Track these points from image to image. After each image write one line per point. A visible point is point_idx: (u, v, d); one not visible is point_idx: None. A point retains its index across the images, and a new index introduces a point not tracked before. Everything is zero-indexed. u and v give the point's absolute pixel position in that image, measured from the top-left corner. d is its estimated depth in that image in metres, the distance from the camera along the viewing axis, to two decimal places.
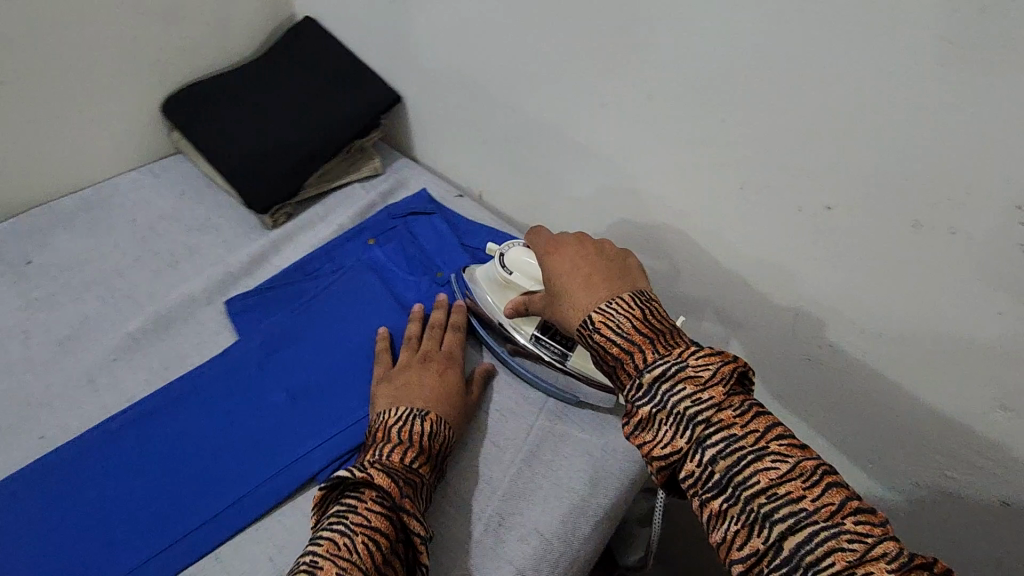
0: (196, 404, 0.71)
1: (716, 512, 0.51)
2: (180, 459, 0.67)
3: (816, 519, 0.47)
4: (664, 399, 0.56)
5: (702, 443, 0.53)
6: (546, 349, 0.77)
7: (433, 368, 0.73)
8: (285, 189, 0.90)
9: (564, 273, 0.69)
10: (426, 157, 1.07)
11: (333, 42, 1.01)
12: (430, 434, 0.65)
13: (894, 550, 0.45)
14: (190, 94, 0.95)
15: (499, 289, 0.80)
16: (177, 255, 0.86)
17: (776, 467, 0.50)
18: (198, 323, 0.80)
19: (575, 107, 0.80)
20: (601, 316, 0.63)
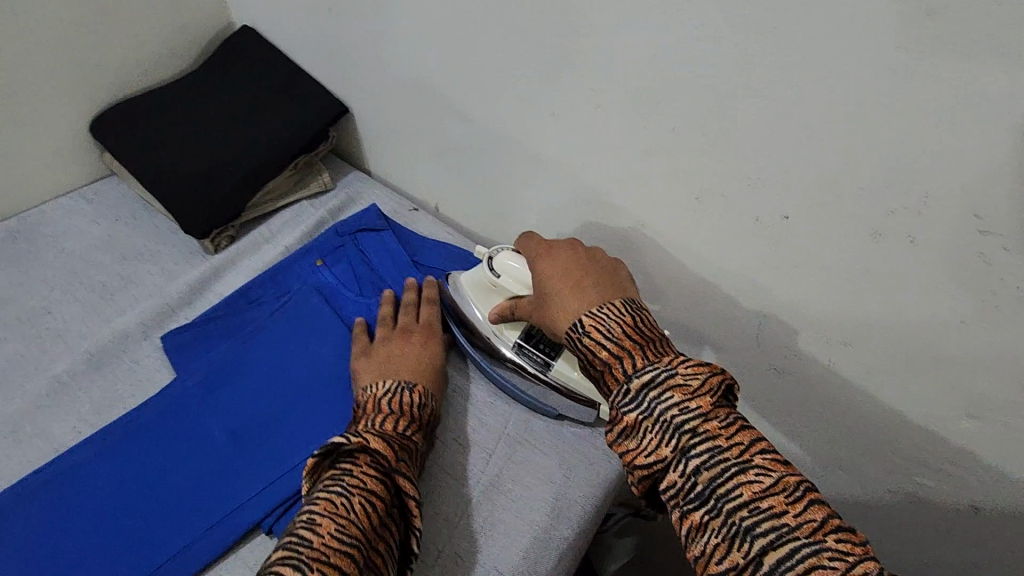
0: (128, 453, 0.67)
1: (696, 524, 0.47)
2: (140, 492, 0.64)
3: (798, 535, 0.43)
4: (651, 407, 0.52)
5: (687, 453, 0.49)
6: (529, 358, 0.75)
7: (415, 342, 0.74)
8: (228, 212, 0.86)
9: (553, 275, 0.65)
10: (379, 168, 1.03)
11: (272, 51, 0.95)
12: (419, 403, 0.67)
13: (878, 571, 0.41)
14: (122, 113, 0.90)
15: (484, 293, 0.77)
16: (112, 287, 0.82)
17: (759, 480, 0.47)
18: (132, 360, 0.76)
19: (525, 116, 0.76)
20: (591, 320, 0.59)
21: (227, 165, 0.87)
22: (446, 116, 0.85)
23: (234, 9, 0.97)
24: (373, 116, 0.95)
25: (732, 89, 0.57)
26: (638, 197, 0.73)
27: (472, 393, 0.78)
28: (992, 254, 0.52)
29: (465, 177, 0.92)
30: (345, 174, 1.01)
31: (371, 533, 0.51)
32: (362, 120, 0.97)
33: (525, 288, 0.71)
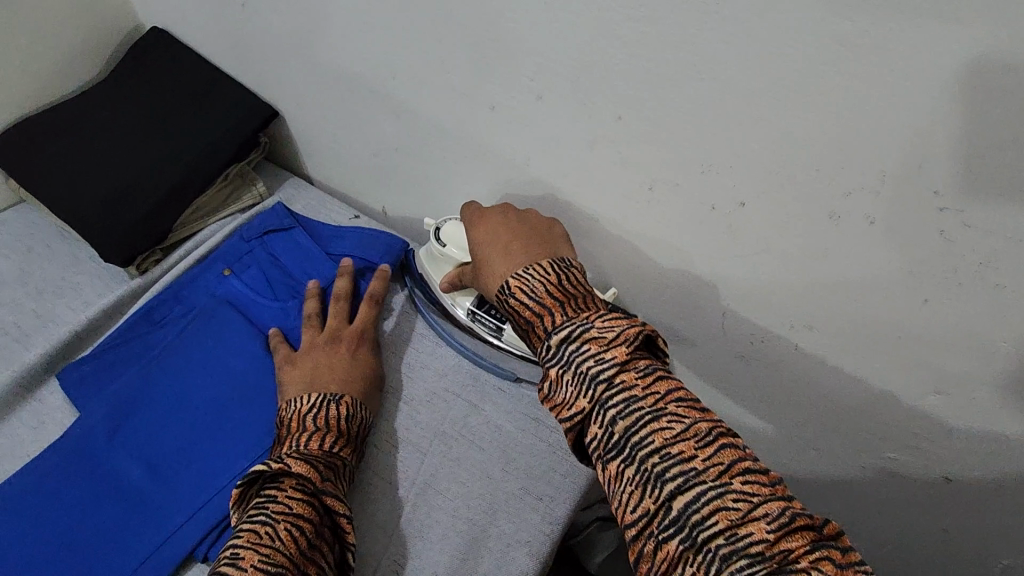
0: (30, 507, 0.59)
1: (613, 474, 0.46)
2: (48, 544, 0.57)
3: (705, 479, 0.43)
4: (569, 359, 0.49)
5: (604, 404, 0.47)
6: (482, 325, 0.72)
7: (342, 350, 0.68)
8: (149, 235, 0.78)
9: (485, 243, 0.62)
10: (317, 172, 0.97)
11: (188, 53, 0.88)
12: (347, 416, 0.62)
13: (775, 510, 0.41)
14: (21, 134, 0.81)
15: (435, 263, 0.73)
16: (25, 327, 0.74)
17: (672, 427, 0.45)
18: (38, 402, 0.68)
19: (467, 111, 0.72)
20: (516, 281, 0.56)
21: (143, 183, 0.79)
22: (382, 114, 0.80)
23: (142, 10, 0.89)
24: (305, 118, 0.88)
25: (678, 74, 0.54)
26: (589, 188, 0.69)
27: (409, 392, 0.72)
28: (952, 231, 0.50)
29: (408, 177, 0.86)
30: (282, 181, 0.94)
31: (300, 558, 0.48)
32: (294, 123, 0.91)
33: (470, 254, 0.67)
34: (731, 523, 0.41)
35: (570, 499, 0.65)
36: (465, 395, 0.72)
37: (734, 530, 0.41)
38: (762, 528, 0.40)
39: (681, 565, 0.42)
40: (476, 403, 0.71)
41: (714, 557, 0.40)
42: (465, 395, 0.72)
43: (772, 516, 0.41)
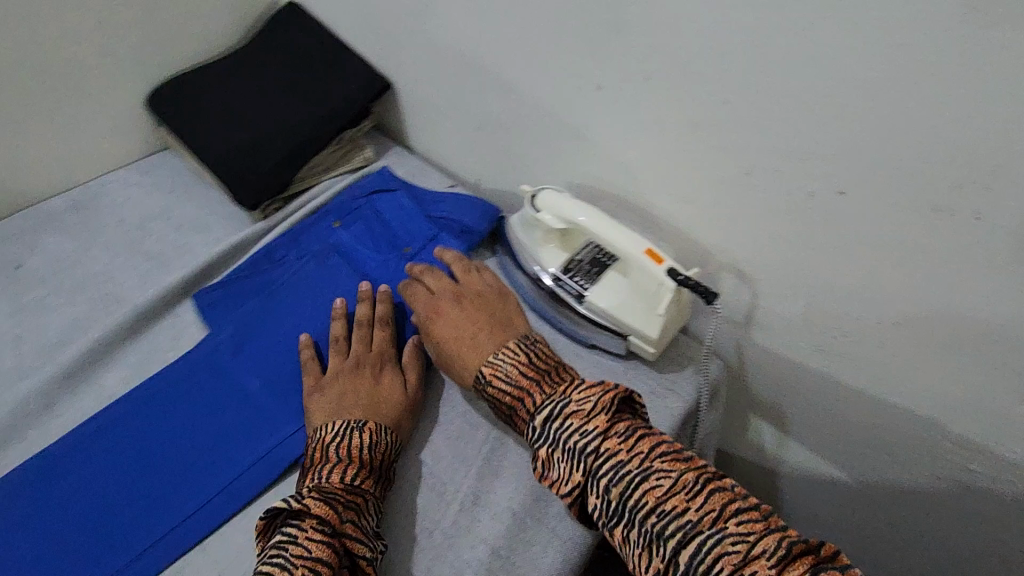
0: (166, 403, 0.68)
1: (621, 538, 0.51)
2: (180, 436, 0.66)
3: (701, 528, 0.48)
4: (556, 438, 0.56)
5: (595, 475, 0.53)
6: (565, 291, 0.72)
7: (365, 376, 0.67)
8: (274, 183, 0.87)
9: (453, 332, 0.68)
10: (416, 144, 1.03)
11: (317, 26, 0.96)
12: (371, 444, 0.61)
13: (773, 545, 0.46)
14: (178, 89, 0.93)
15: (529, 229, 0.75)
16: (167, 256, 0.83)
17: (660, 484, 0.51)
18: (174, 319, 0.76)
19: (569, 90, 0.74)
20: (490, 369, 0.64)
21: (273, 139, 0.89)
22: (488, 89, 0.84)
23: None
24: (415, 90, 0.94)
25: (787, 60, 0.55)
26: (683, 171, 0.70)
27: None
28: None
29: (504, 152, 0.90)
30: (387, 150, 1.01)
31: None
32: (404, 95, 0.97)
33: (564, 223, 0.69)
34: (735, 567, 0.46)
35: None
36: None
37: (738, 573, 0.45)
38: (764, 565, 0.45)
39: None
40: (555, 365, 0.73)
41: None
42: None
43: (770, 552, 0.45)
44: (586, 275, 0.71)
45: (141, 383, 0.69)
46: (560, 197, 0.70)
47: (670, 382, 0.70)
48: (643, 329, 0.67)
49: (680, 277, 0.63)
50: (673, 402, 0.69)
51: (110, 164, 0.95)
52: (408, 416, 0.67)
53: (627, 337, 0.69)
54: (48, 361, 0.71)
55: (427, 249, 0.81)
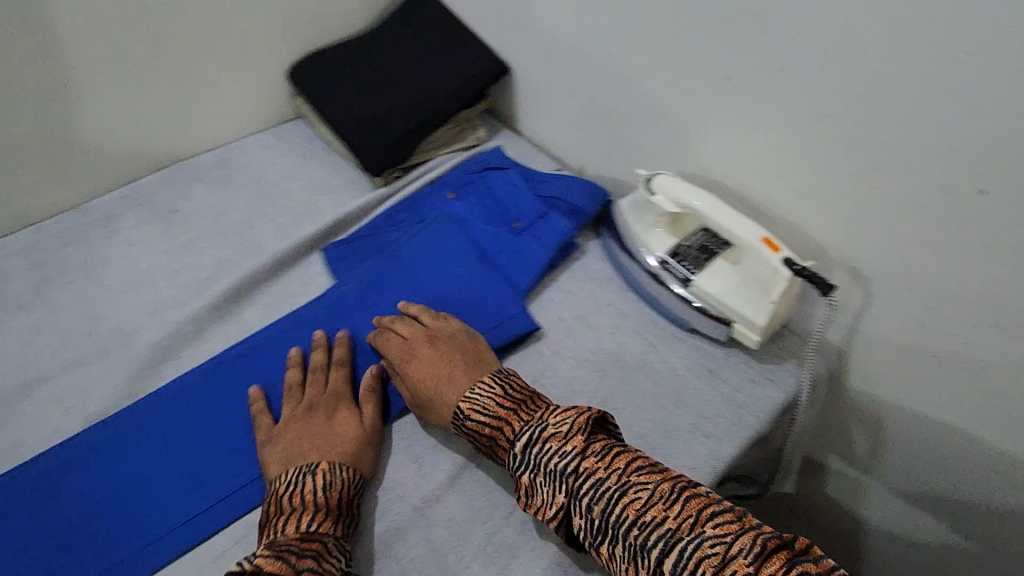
0: (297, 340, 0.74)
1: (608, 555, 0.52)
2: (307, 369, 0.71)
3: (681, 535, 0.49)
4: (536, 462, 0.56)
5: (577, 494, 0.54)
6: (671, 274, 0.74)
7: (317, 418, 0.65)
8: (399, 154, 0.94)
9: (426, 370, 0.66)
10: (523, 128, 1.05)
11: (445, 11, 1.02)
12: (325, 486, 0.58)
13: (749, 544, 0.47)
14: (316, 63, 1.01)
15: (640, 212, 0.78)
16: (299, 212, 0.92)
17: (638, 496, 0.51)
18: (304, 268, 0.84)
19: (692, 78, 0.74)
20: (468, 403, 0.63)
21: (400, 113, 0.95)
22: (605, 74, 0.85)
23: None
24: (531, 73, 0.97)
25: (936, 53, 0.55)
26: (804, 165, 0.70)
27: (594, 321, 0.76)
28: None
29: (612, 138, 0.90)
30: (498, 133, 1.05)
31: None
32: (519, 80, 1.00)
33: (678, 206, 0.71)
34: (716, 568, 0.46)
35: (739, 444, 0.65)
36: (644, 336, 0.74)
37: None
38: (742, 564, 0.46)
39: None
40: (655, 344, 0.73)
41: None
42: (642, 333, 0.75)
43: (746, 550, 0.46)
44: (694, 260, 0.73)
45: (276, 320, 0.77)
46: (677, 181, 0.72)
47: (771, 373, 0.70)
48: (750, 317, 0.68)
49: (796, 267, 0.63)
50: (772, 391, 0.69)
51: (251, 129, 1.04)
52: (367, 448, 0.64)
53: (731, 325, 0.70)
54: (198, 294, 0.79)
55: (535, 225, 0.83)
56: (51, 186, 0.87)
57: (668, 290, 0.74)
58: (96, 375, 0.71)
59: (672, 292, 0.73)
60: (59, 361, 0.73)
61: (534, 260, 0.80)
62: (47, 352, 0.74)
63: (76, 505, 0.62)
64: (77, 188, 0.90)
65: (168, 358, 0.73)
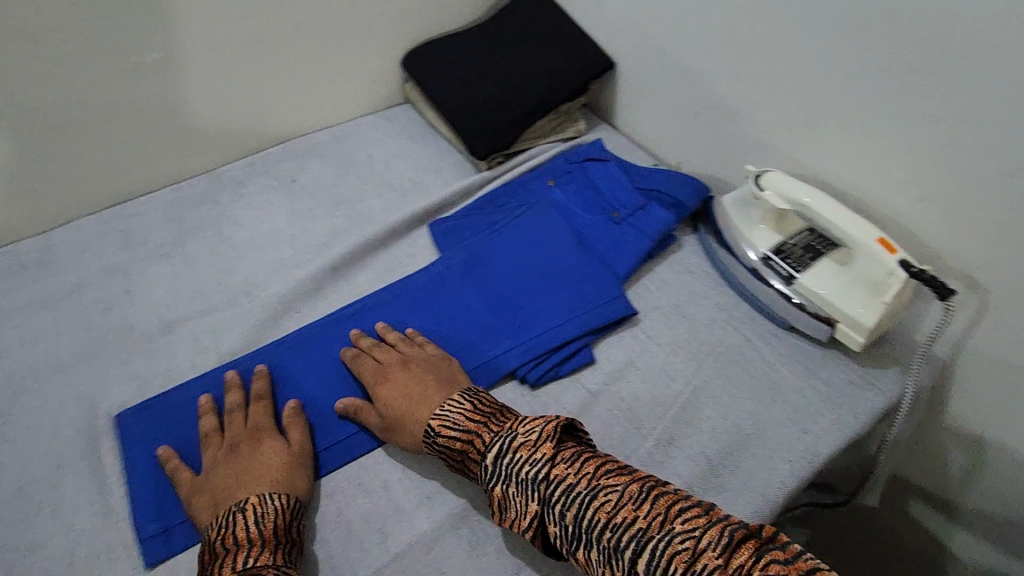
0: (407, 305, 0.78)
1: (584, 561, 0.51)
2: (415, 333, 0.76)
3: (651, 533, 0.49)
4: (508, 472, 0.56)
5: (548, 502, 0.53)
6: (773, 270, 0.74)
7: (240, 455, 0.62)
8: (503, 140, 0.98)
9: (396, 394, 0.66)
10: (621, 124, 1.07)
11: (556, 7, 1.05)
12: (259, 518, 0.56)
13: (718, 537, 0.47)
14: (430, 49, 1.05)
15: (743, 208, 0.78)
16: (407, 189, 0.98)
17: (608, 499, 0.51)
18: (411, 240, 0.89)
19: (813, 79, 0.74)
20: (438, 420, 0.62)
21: (508, 101, 0.99)
22: (719, 67, 0.85)
23: None
24: (637, 69, 0.98)
25: None
26: (929, 169, 0.68)
27: (690, 312, 0.77)
28: None
29: (715, 135, 0.90)
30: (596, 126, 1.08)
31: None
32: (623, 76, 1.02)
33: (789, 203, 0.71)
34: (687, 564, 0.46)
35: (836, 442, 0.65)
36: (740, 330, 0.75)
37: (689, 570, 0.46)
38: (711, 558, 0.46)
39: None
40: (752, 339, 0.74)
41: None
42: (739, 327, 0.75)
43: (715, 542, 0.47)
44: (798, 259, 0.73)
45: (385, 286, 0.81)
46: (788, 177, 0.72)
47: (872, 376, 0.70)
48: (856, 318, 0.68)
49: (913, 269, 0.63)
50: (873, 395, 0.69)
51: (362, 110, 1.11)
52: (299, 473, 0.62)
53: (834, 325, 0.70)
54: (315, 257, 0.86)
55: (635, 216, 0.85)
56: (192, 151, 0.96)
57: (768, 286, 0.74)
58: (226, 321, 0.78)
59: (773, 289, 0.74)
60: (193, 306, 0.80)
61: (633, 248, 0.82)
62: (183, 297, 0.82)
63: None
64: (212, 155, 0.99)
65: (290, 311, 0.80)
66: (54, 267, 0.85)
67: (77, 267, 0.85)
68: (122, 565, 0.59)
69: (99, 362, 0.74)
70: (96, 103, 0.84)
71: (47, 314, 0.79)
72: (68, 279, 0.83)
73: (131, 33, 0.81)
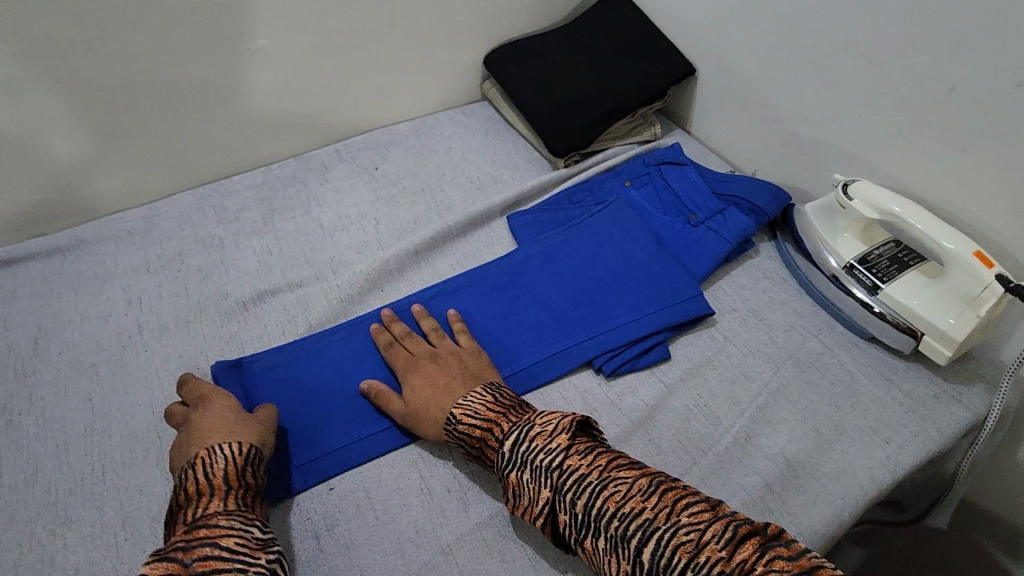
0: (485, 291, 0.80)
1: (592, 550, 0.52)
2: (495, 318, 0.77)
3: (658, 524, 0.49)
4: (523, 460, 0.56)
5: (561, 491, 0.54)
6: (857, 280, 0.74)
7: (190, 423, 0.62)
8: (582, 139, 1.00)
9: (423, 384, 0.67)
10: (696, 130, 1.08)
11: (639, 12, 1.07)
12: (209, 466, 0.56)
13: (721, 530, 0.47)
14: (512, 49, 1.08)
15: (827, 218, 0.78)
16: (484, 182, 1.01)
17: (619, 490, 0.52)
18: (489, 230, 0.92)
19: (909, 92, 0.74)
20: (460, 409, 0.63)
21: (587, 102, 1.01)
22: (807, 75, 0.85)
23: None
24: (719, 75, 0.99)
25: None
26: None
27: (767, 316, 0.78)
28: None
29: (796, 144, 0.91)
30: (671, 131, 1.09)
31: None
32: (703, 82, 1.03)
33: (879, 214, 0.71)
34: (690, 554, 0.47)
35: (920, 455, 0.65)
36: (819, 337, 0.75)
37: (693, 561, 0.46)
38: (715, 549, 0.46)
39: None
40: (831, 347, 0.74)
41: None
42: (818, 334, 0.75)
43: (719, 536, 0.47)
44: (884, 270, 0.73)
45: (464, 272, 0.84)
46: (877, 188, 0.72)
47: (957, 392, 0.69)
48: (946, 330, 0.67)
49: (1010, 283, 0.62)
50: (958, 410, 0.68)
51: (442, 105, 1.15)
52: (248, 424, 0.62)
53: (918, 336, 0.70)
54: (398, 241, 0.90)
55: (712, 220, 0.85)
56: (282, 135, 1.02)
57: (850, 295, 0.75)
58: (314, 295, 0.83)
59: (856, 298, 0.74)
60: (283, 279, 0.85)
61: (710, 251, 0.82)
62: (274, 271, 0.86)
63: (304, 394, 0.70)
64: (300, 140, 1.04)
65: (374, 290, 0.83)
66: (156, 235, 0.91)
67: (176, 237, 0.91)
68: None
69: (198, 326, 0.79)
70: (202, 85, 0.89)
71: (151, 278, 0.85)
72: (169, 248, 0.89)
73: (239, 23, 0.86)
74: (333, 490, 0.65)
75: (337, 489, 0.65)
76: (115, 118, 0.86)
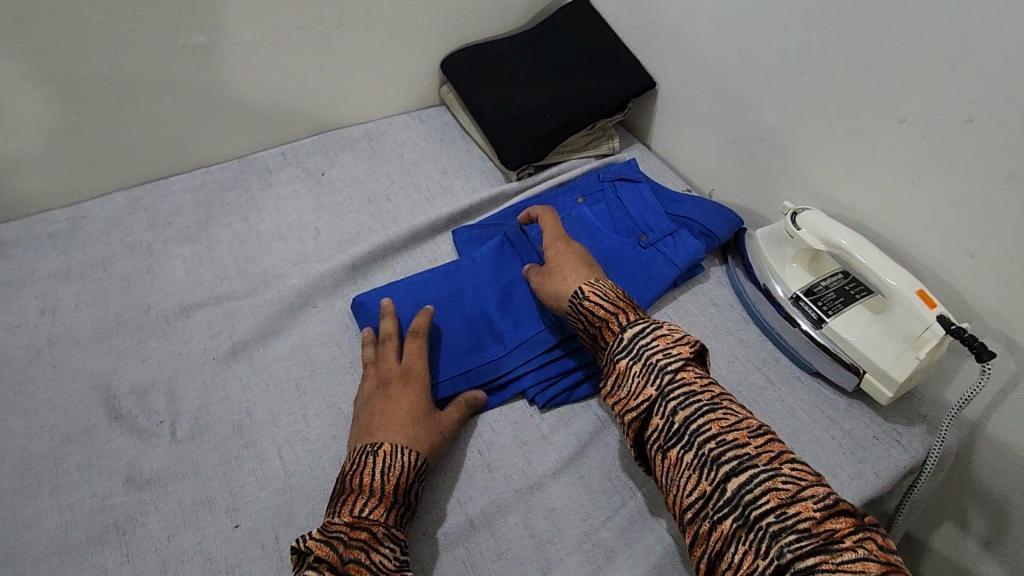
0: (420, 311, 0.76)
1: (673, 460, 0.53)
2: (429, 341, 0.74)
3: (757, 463, 0.50)
4: (640, 352, 0.58)
5: (666, 395, 0.55)
6: (803, 312, 0.72)
7: (390, 396, 0.64)
8: (537, 152, 0.96)
9: (560, 266, 0.71)
10: (656, 144, 1.05)
11: (601, 22, 1.03)
12: (387, 469, 0.57)
13: (822, 494, 0.47)
14: (469, 54, 1.04)
15: (778, 246, 0.75)
16: (434, 193, 0.97)
17: (726, 418, 0.53)
18: (434, 245, 0.88)
19: (861, 122, 0.72)
20: (590, 287, 0.65)
21: (544, 112, 0.97)
22: (765, 97, 0.82)
23: None
24: (679, 91, 0.96)
25: None
26: (982, 224, 0.65)
27: (711, 346, 0.75)
28: None
29: (752, 166, 0.89)
30: (630, 145, 1.06)
31: None
32: (662, 97, 1.00)
33: (825, 244, 0.68)
34: (781, 501, 0.47)
35: (855, 499, 0.63)
36: (762, 371, 0.73)
37: (782, 508, 0.47)
38: (809, 507, 0.46)
39: (734, 542, 0.48)
40: (773, 381, 0.72)
41: (764, 534, 0.46)
42: (761, 367, 0.73)
43: (817, 497, 0.47)
44: (830, 302, 0.71)
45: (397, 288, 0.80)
46: (825, 218, 0.69)
47: (896, 433, 0.68)
48: (886, 370, 0.65)
49: (951, 325, 0.60)
50: (896, 453, 0.66)
51: (396, 110, 1.10)
52: (431, 436, 0.62)
53: (861, 374, 0.68)
54: (337, 253, 0.86)
55: (663, 241, 0.82)
56: (225, 135, 0.96)
57: (795, 327, 0.73)
58: (242, 310, 0.78)
59: (801, 330, 0.72)
60: (211, 292, 0.80)
61: (659, 276, 0.79)
62: (203, 283, 0.82)
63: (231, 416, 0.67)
64: (245, 142, 0.99)
65: (305, 306, 0.79)
66: (80, 240, 0.85)
67: (102, 242, 0.85)
68: (114, 552, 0.58)
69: (114, 341, 0.74)
70: (136, 83, 0.84)
71: (69, 286, 0.80)
72: (92, 254, 0.84)
73: (175, 19, 0.81)
74: (240, 526, 0.61)
75: (244, 527, 0.61)
76: (36, 115, 0.80)
